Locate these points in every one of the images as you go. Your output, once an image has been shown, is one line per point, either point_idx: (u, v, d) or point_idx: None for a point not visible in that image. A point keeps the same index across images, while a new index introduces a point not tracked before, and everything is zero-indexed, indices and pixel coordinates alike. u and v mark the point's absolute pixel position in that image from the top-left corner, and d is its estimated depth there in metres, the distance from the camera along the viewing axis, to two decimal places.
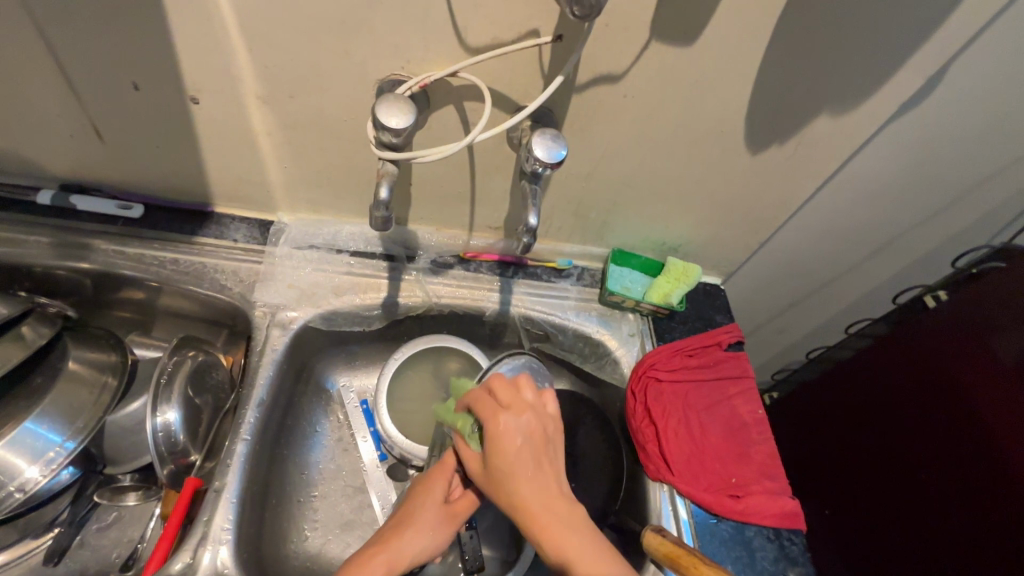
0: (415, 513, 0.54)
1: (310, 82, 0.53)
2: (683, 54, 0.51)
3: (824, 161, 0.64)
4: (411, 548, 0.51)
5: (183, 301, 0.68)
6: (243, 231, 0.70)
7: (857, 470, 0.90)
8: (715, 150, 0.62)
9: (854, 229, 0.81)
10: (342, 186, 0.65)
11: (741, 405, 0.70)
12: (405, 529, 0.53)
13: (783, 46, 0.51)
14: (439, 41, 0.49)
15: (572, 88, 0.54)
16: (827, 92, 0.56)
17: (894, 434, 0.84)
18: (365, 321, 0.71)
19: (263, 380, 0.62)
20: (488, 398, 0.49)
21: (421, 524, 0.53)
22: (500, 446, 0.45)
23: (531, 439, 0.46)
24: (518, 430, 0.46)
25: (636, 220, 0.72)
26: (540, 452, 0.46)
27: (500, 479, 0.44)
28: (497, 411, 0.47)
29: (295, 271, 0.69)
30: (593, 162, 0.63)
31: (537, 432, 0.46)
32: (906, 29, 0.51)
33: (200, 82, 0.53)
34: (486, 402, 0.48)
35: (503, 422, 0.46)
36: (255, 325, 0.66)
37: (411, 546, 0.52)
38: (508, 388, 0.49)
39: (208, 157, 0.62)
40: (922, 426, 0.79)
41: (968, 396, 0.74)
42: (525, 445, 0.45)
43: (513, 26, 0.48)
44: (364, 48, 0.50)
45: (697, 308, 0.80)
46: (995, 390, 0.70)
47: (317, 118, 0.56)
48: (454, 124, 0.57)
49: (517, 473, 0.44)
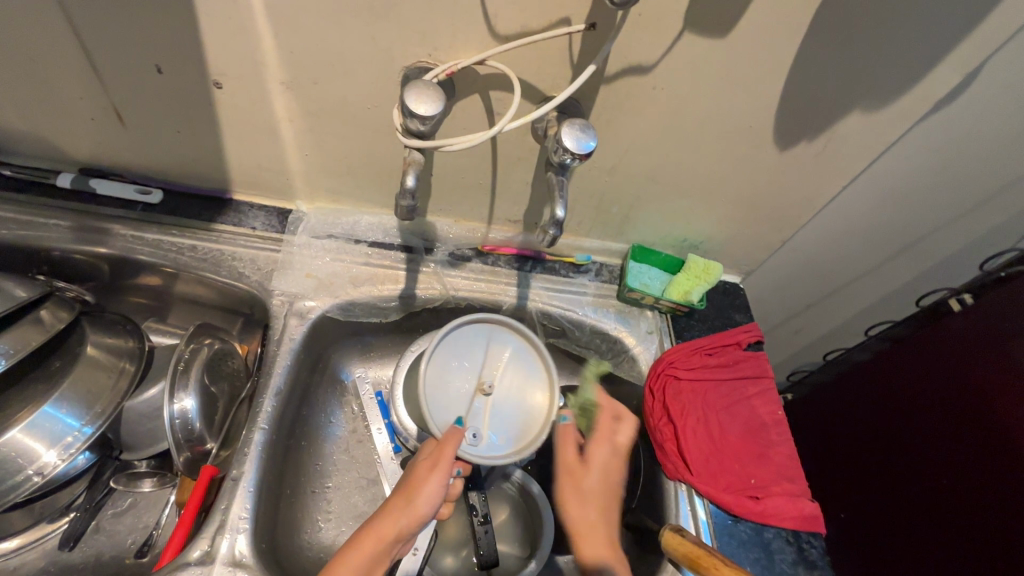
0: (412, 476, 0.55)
1: (335, 68, 0.52)
2: (717, 44, 0.50)
3: (854, 160, 0.62)
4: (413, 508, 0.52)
5: (201, 289, 0.67)
6: (261, 219, 0.69)
7: (875, 475, 0.89)
8: (743, 145, 0.61)
9: (878, 229, 0.80)
10: (362, 175, 0.65)
11: (760, 405, 0.69)
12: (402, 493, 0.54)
13: (820, 38, 0.50)
14: (468, 28, 0.48)
15: (601, 79, 0.53)
16: (862, 87, 0.55)
17: (914, 439, 0.82)
18: (382, 312, 0.71)
19: (281, 369, 0.62)
20: (610, 424, 0.66)
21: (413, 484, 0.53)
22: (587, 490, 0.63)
23: (607, 470, 0.64)
24: (604, 466, 0.64)
25: (658, 215, 0.71)
26: (611, 480, 0.64)
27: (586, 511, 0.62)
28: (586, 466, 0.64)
29: (313, 261, 0.69)
30: (618, 156, 0.62)
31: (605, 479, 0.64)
32: (948, 25, 0.49)
33: (223, 66, 0.52)
34: (608, 428, 0.66)
35: (618, 442, 0.66)
36: (273, 314, 0.65)
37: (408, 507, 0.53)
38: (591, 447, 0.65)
39: (229, 143, 0.61)
40: (943, 431, 0.78)
41: (991, 402, 0.72)
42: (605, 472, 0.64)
43: (544, 14, 0.47)
44: (391, 34, 0.49)
45: (716, 306, 0.79)
46: (1020, 396, 0.69)
47: (340, 105, 0.56)
48: (478, 113, 0.56)
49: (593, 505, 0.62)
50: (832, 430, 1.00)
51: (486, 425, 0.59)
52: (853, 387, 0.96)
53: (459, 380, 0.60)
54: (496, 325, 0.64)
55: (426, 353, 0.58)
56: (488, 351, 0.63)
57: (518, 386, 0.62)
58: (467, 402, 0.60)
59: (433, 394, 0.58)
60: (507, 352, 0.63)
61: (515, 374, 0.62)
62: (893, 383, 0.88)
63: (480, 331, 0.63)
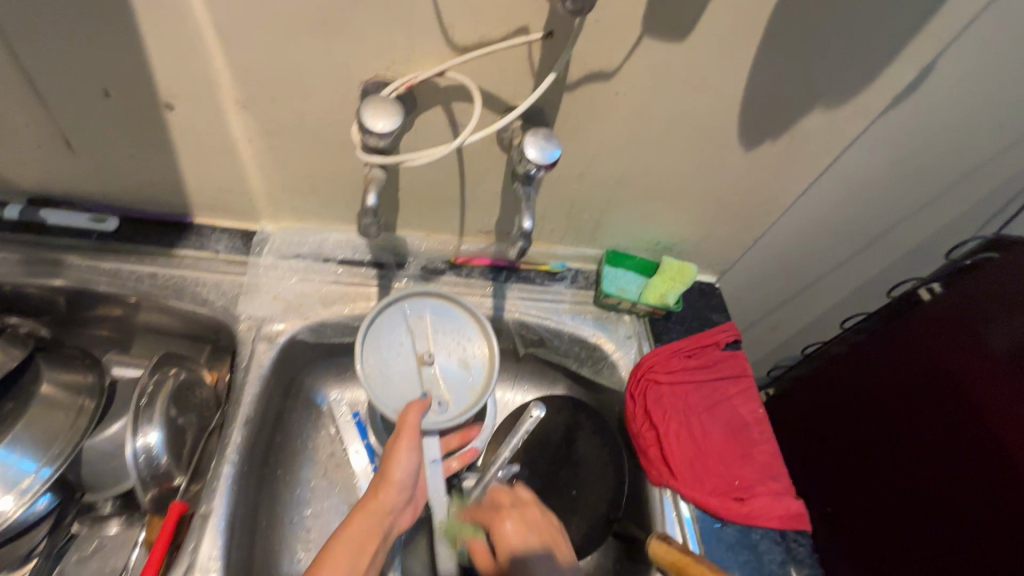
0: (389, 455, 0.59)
1: (291, 85, 0.51)
2: (677, 48, 0.50)
3: (817, 157, 0.63)
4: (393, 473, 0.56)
5: (164, 316, 0.64)
6: (224, 241, 0.66)
7: (856, 466, 0.90)
8: (708, 148, 0.61)
9: (846, 222, 0.81)
10: (328, 192, 0.63)
11: (741, 405, 0.70)
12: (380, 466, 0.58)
13: (777, 40, 0.50)
14: (426, 42, 0.48)
15: (563, 86, 0.53)
16: (820, 86, 0.55)
17: (891, 426, 0.83)
18: (355, 331, 0.68)
19: (250, 398, 0.59)
20: (489, 509, 0.61)
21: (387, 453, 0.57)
22: (513, 553, 0.57)
23: (539, 538, 0.58)
24: (524, 531, 0.58)
25: (629, 219, 0.71)
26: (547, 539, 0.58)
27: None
28: (500, 517, 0.59)
29: (280, 283, 0.65)
30: (586, 162, 0.62)
31: (530, 536, 0.58)
32: (899, 23, 0.50)
33: (174, 88, 0.50)
34: (489, 509, 0.61)
35: (507, 529, 0.58)
36: (239, 340, 0.62)
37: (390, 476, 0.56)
38: (501, 498, 0.62)
39: (187, 167, 0.59)
40: (918, 415, 0.79)
41: (961, 385, 0.74)
42: (541, 545, 0.58)
43: (503, 24, 0.47)
44: (346, 50, 0.48)
45: (693, 307, 0.79)
46: (987, 376, 0.70)
47: (298, 122, 0.54)
48: (442, 126, 0.56)
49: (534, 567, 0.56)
50: (813, 423, 1.00)
51: (442, 390, 0.62)
52: (832, 380, 0.97)
53: (398, 364, 0.62)
54: (405, 300, 0.64)
55: (357, 365, 0.57)
56: (410, 326, 0.64)
57: (448, 345, 0.64)
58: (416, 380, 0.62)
59: (381, 387, 0.59)
60: (427, 319, 0.64)
61: (444, 335, 0.64)
62: (871, 374, 0.89)
63: (394, 310, 0.63)
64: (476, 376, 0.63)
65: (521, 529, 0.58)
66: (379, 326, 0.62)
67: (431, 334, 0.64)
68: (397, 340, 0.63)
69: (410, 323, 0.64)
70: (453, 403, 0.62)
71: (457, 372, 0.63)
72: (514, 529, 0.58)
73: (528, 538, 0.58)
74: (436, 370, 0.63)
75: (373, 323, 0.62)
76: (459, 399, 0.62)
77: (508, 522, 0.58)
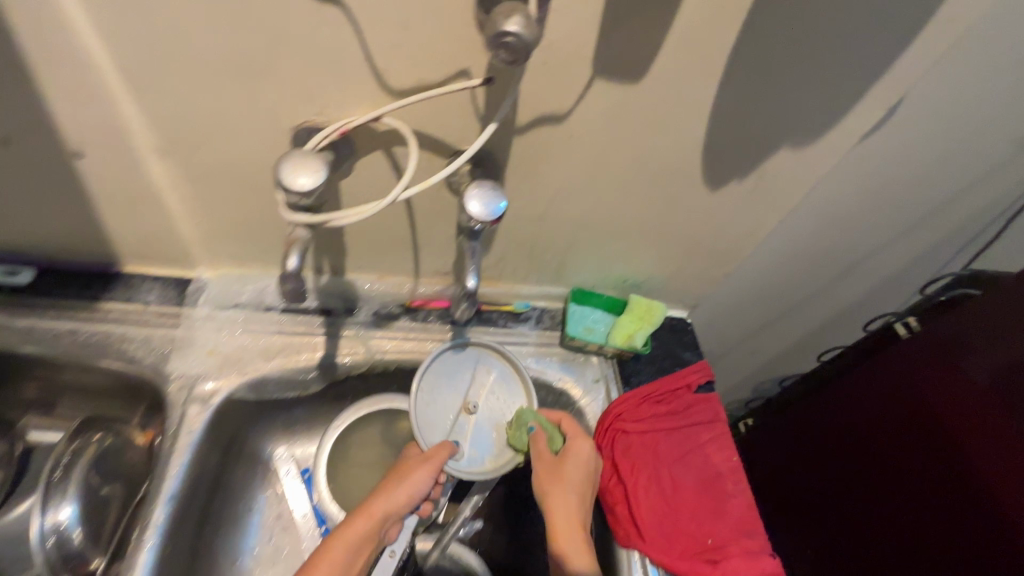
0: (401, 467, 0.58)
1: (213, 131, 0.46)
2: (631, 90, 0.47)
3: (785, 194, 0.60)
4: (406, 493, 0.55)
5: (87, 376, 0.59)
6: (155, 292, 0.61)
7: (829, 506, 0.86)
8: (671, 188, 0.58)
9: (820, 255, 0.78)
10: (266, 238, 0.58)
11: (714, 453, 0.66)
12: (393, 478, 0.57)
13: (737, 81, 0.47)
14: (358, 86, 0.44)
15: (513, 130, 0.49)
16: (785, 125, 0.52)
17: (869, 462, 0.80)
18: (301, 385, 0.64)
19: (176, 471, 0.54)
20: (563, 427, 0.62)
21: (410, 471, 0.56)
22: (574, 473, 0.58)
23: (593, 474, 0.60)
24: (589, 464, 0.59)
25: (593, 258, 0.68)
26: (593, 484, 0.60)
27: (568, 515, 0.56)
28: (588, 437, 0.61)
29: (217, 336, 0.60)
30: (544, 204, 0.58)
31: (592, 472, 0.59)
32: (866, 62, 0.47)
33: (82, 137, 0.45)
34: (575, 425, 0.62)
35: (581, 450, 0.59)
36: (168, 403, 0.57)
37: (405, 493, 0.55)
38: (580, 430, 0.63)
39: (108, 216, 0.54)
40: (894, 454, 0.76)
41: (940, 419, 0.70)
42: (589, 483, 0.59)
43: (440, 66, 0.43)
44: (270, 94, 0.44)
45: (664, 346, 0.76)
46: (967, 412, 0.67)
47: (225, 169, 0.50)
48: (385, 171, 0.52)
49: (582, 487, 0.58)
50: (786, 457, 0.97)
51: (466, 441, 0.61)
52: (806, 412, 0.94)
53: (445, 399, 0.62)
54: (483, 352, 0.65)
55: (414, 377, 0.59)
56: (475, 374, 0.64)
57: (512, 407, 0.64)
58: (450, 421, 0.62)
59: (423, 411, 0.60)
60: (491, 375, 0.64)
61: (497, 397, 0.64)
62: (845, 409, 0.85)
63: (467, 355, 0.64)
64: (497, 453, 0.62)
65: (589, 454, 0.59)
66: (449, 364, 0.63)
67: (493, 392, 0.64)
68: (456, 379, 0.63)
69: (477, 372, 0.64)
70: (467, 457, 0.60)
71: (492, 433, 0.62)
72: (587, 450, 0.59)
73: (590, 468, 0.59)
74: (474, 421, 0.62)
75: (442, 360, 0.62)
76: (476, 456, 0.61)
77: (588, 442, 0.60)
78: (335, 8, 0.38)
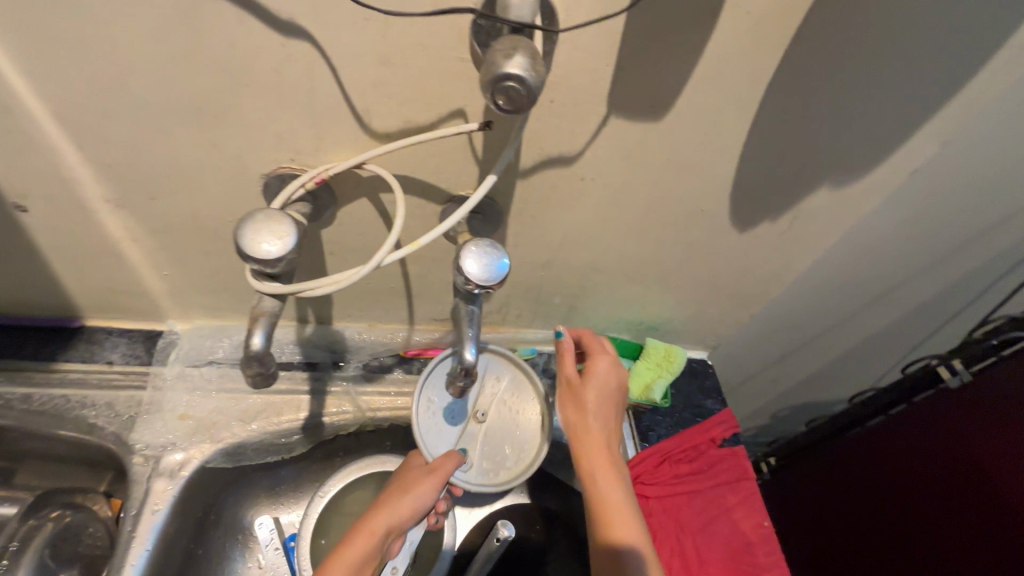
0: (400, 480, 0.52)
1: (174, 179, 0.41)
2: (652, 128, 0.40)
3: (819, 234, 0.54)
4: (404, 507, 0.49)
5: (45, 443, 0.53)
6: (121, 348, 0.55)
7: (849, 559, 0.78)
8: (694, 230, 0.52)
9: (854, 292, 0.71)
10: (242, 290, 0.52)
11: (742, 518, 0.59)
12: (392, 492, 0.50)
13: (775, 116, 0.41)
14: (337, 129, 0.38)
15: (516, 173, 0.43)
16: (825, 163, 0.46)
17: (874, 543, 0.75)
18: (284, 448, 0.58)
19: (136, 559, 0.47)
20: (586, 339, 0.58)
21: (413, 483, 0.50)
22: (590, 388, 0.55)
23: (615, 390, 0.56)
24: (611, 381, 0.56)
25: (607, 302, 0.61)
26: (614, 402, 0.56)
27: (584, 431, 0.54)
28: (608, 355, 0.56)
29: (188, 397, 0.54)
30: (551, 249, 0.52)
31: (611, 389, 0.56)
32: (923, 93, 0.41)
33: (22, 188, 0.40)
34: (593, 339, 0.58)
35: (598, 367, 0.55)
36: (132, 479, 0.50)
37: (405, 506, 0.49)
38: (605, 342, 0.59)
39: (59, 269, 0.48)
40: (920, 505, 0.68)
41: (970, 476, 0.63)
42: (610, 399, 0.56)
43: (431, 106, 0.37)
44: (236, 140, 0.38)
45: (683, 393, 0.69)
46: (991, 467, 0.61)
47: (190, 219, 0.44)
48: (372, 220, 0.46)
49: (598, 401, 0.54)
50: (807, 502, 0.89)
51: (473, 452, 0.55)
52: (831, 456, 0.86)
53: (451, 405, 0.56)
54: (493, 357, 0.59)
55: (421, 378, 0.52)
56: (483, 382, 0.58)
57: (522, 414, 0.58)
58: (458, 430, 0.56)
59: (427, 417, 0.54)
60: (500, 384, 0.58)
61: (506, 408, 0.58)
62: (873, 455, 0.78)
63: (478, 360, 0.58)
64: (512, 464, 0.56)
65: (608, 373, 0.56)
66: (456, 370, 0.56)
67: (501, 402, 0.58)
68: (464, 384, 0.57)
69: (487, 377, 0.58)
70: (473, 468, 0.55)
71: (500, 443, 0.57)
72: (606, 369, 0.56)
73: (610, 383, 0.56)
74: (482, 432, 0.56)
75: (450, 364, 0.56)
76: (484, 467, 0.55)
77: (604, 359, 0.56)
78: (305, 42, 0.32)
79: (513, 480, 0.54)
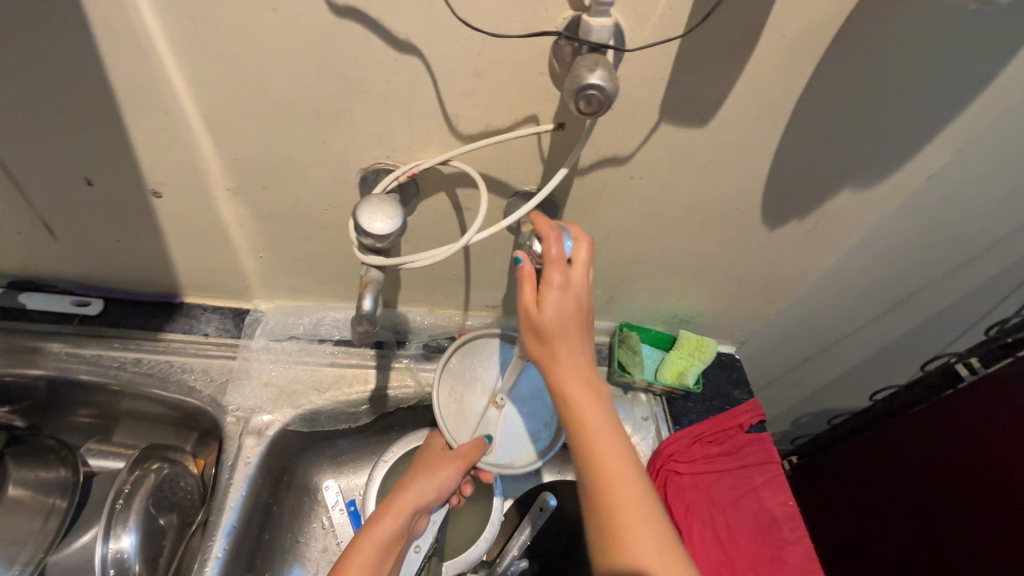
0: (427, 461, 0.58)
1: (285, 171, 0.48)
2: (697, 133, 0.47)
3: (843, 234, 0.59)
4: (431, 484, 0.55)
5: (150, 404, 0.59)
6: (215, 323, 0.63)
7: (873, 552, 0.82)
8: (729, 227, 0.57)
9: (877, 293, 0.76)
10: (324, 272, 0.59)
11: (769, 497, 0.63)
12: (419, 471, 0.57)
13: (804, 124, 0.47)
14: (428, 130, 0.45)
15: (575, 171, 0.49)
16: (849, 167, 0.52)
17: (894, 535, 0.79)
18: (352, 417, 0.64)
19: (232, 504, 0.54)
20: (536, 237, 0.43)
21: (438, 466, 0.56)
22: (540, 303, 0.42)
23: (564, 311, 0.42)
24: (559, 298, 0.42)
25: (644, 294, 0.67)
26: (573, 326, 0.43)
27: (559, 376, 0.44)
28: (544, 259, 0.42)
29: (271, 368, 0.61)
30: (599, 241, 0.58)
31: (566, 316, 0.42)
32: (937, 107, 0.46)
33: (161, 176, 0.47)
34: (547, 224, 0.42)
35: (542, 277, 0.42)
36: (225, 435, 0.58)
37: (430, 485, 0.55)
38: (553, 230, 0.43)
39: (174, 248, 0.55)
40: (939, 499, 0.72)
41: (985, 469, 0.67)
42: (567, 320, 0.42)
43: (509, 112, 0.43)
44: (343, 139, 0.45)
45: (713, 383, 0.74)
46: (1005, 461, 0.65)
47: (292, 208, 0.51)
48: (447, 210, 0.52)
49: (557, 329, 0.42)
50: (828, 497, 0.93)
51: (495, 436, 0.61)
52: (852, 453, 0.90)
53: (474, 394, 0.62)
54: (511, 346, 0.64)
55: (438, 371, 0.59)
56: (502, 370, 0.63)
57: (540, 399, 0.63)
58: (480, 416, 0.61)
59: (451, 406, 0.60)
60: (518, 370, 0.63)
61: (526, 394, 0.63)
62: (892, 451, 0.82)
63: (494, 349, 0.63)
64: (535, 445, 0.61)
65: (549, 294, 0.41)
66: (473, 361, 0.63)
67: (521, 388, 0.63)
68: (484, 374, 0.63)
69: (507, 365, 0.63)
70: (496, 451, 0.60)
71: (522, 429, 0.62)
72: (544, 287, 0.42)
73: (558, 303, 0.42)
74: (504, 416, 0.61)
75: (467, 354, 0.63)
76: (507, 450, 0.61)
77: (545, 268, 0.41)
78: (414, 57, 0.39)
79: (535, 462, 0.60)
